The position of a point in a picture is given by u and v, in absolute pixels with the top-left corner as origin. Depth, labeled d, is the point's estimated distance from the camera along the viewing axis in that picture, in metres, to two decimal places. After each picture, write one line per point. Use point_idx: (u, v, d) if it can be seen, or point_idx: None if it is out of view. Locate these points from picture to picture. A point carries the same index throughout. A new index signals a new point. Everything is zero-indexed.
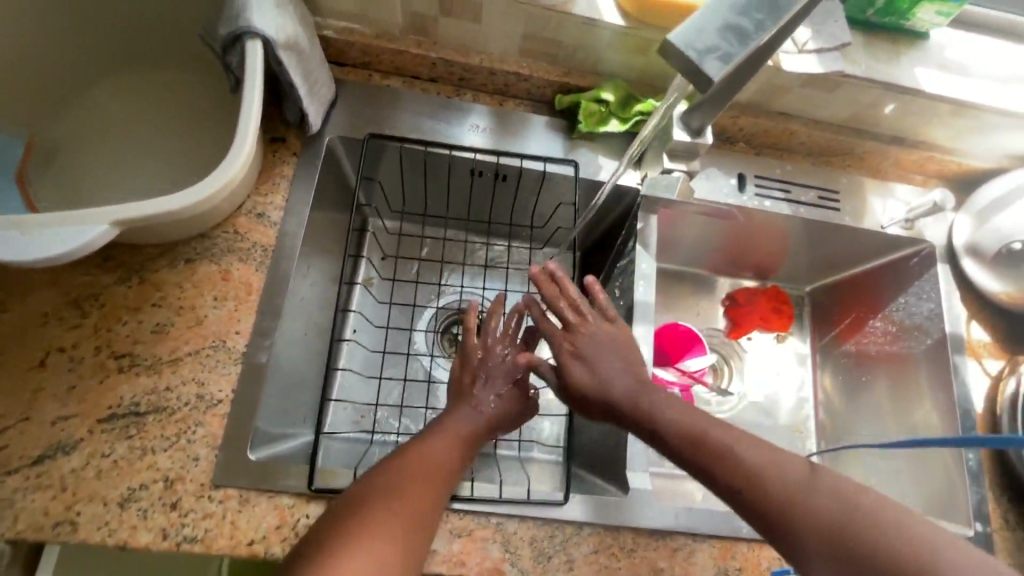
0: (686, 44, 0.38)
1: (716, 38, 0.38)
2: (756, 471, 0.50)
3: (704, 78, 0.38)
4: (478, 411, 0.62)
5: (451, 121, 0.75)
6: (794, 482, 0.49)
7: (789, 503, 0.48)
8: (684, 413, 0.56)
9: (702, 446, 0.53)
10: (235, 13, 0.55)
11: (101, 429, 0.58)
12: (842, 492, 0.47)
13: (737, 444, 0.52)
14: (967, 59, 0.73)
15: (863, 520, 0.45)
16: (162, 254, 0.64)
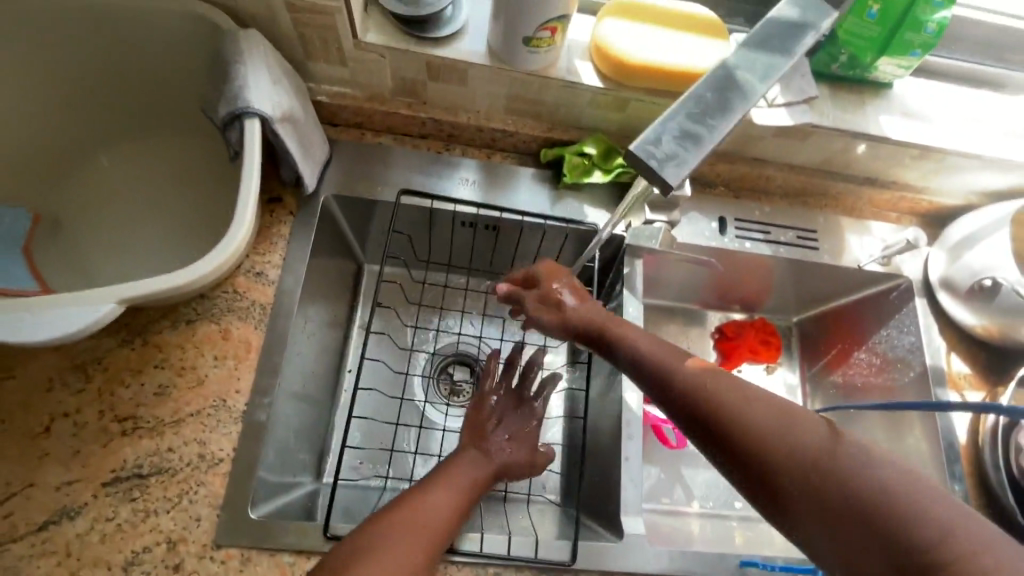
0: (647, 154, 0.41)
1: (673, 146, 0.41)
2: (771, 432, 0.46)
3: (666, 184, 0.40)
4: (488, 458, 0.64)
5: (441, 176, 0.78)
6: (805, 445, 0.45)
7: (796, 467, 0.44)
8: (688, 370, 0.53)
9: (712, 406, 0.49)
10: (234, 93, 0.58)
11: (105, 492, 0.59)
12: (869, 460, 0.43)
13: (746, 400, 0.49)
14: (930, 106, 0.77)
15: (869, 486, 0.41)
16: (164, 316, 0.66)
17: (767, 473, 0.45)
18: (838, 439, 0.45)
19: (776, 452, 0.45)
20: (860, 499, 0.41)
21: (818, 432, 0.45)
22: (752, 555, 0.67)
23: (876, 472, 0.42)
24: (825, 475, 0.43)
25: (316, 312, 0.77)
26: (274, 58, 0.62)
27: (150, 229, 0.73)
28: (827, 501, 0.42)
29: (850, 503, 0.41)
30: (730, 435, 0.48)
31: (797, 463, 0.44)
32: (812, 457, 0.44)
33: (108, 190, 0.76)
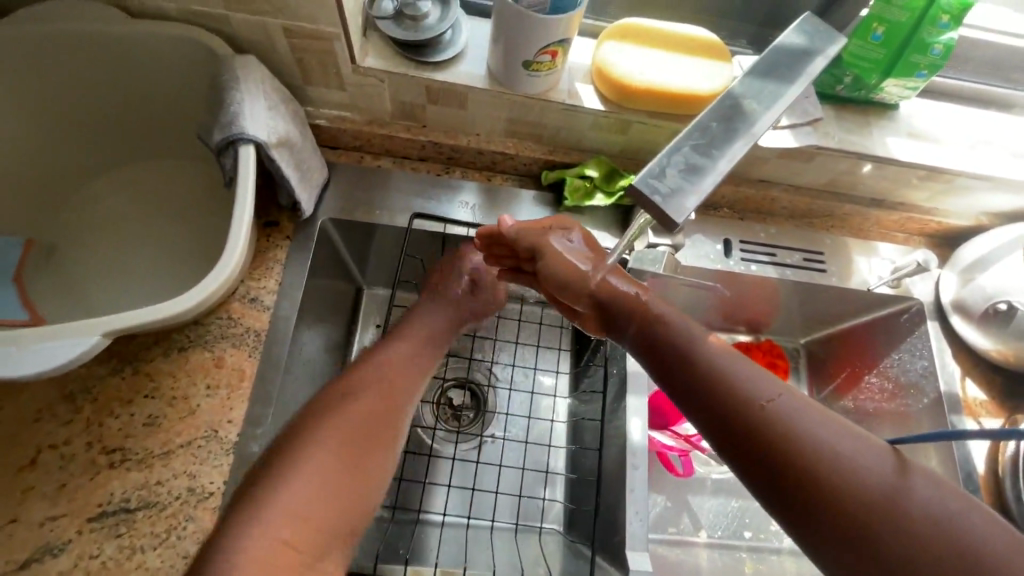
0: (652, 188, 0.39)
1: (678, 179, 0.40)
2: (842, 454, 0.44)
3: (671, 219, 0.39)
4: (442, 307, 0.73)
5: (440, 199, 0.77)
6: (868, 473, 0.43)
7: (857, 496, 0.42)
8: (744, 379, 0.50)
9: (780, 423, 0.47)
10: (229, 119, 0.57)
11: (91, 528, 0.57)
12: (939, 491, 0.42)
13: (811, 418, 0.46)
14: (937, 127, 0.76)
15: (948, 518, 0.40)
16: (156, 343, 0.65)
17: (821, 498, 0.42)
18: (903, 470, 0.43)
19: (838, 477, 0.43)
20: (924, 539, 0.39)
21: (883, 462, 0.43)
22: None
23: (940, 512, 0.40)
24: (888, 507, 0.41)
25: (312, 337, 0.75)
26: (270, 83, 0.61)
27: (144, 254, 0.72)
28: (887, 536, 0.40)
29: (911, 540, 0.39)
30: (790, 451, 0.45)
31: (857, 491, 0.42)
32: (875, 488, 0.42)
33: (104, 213, 0.75)
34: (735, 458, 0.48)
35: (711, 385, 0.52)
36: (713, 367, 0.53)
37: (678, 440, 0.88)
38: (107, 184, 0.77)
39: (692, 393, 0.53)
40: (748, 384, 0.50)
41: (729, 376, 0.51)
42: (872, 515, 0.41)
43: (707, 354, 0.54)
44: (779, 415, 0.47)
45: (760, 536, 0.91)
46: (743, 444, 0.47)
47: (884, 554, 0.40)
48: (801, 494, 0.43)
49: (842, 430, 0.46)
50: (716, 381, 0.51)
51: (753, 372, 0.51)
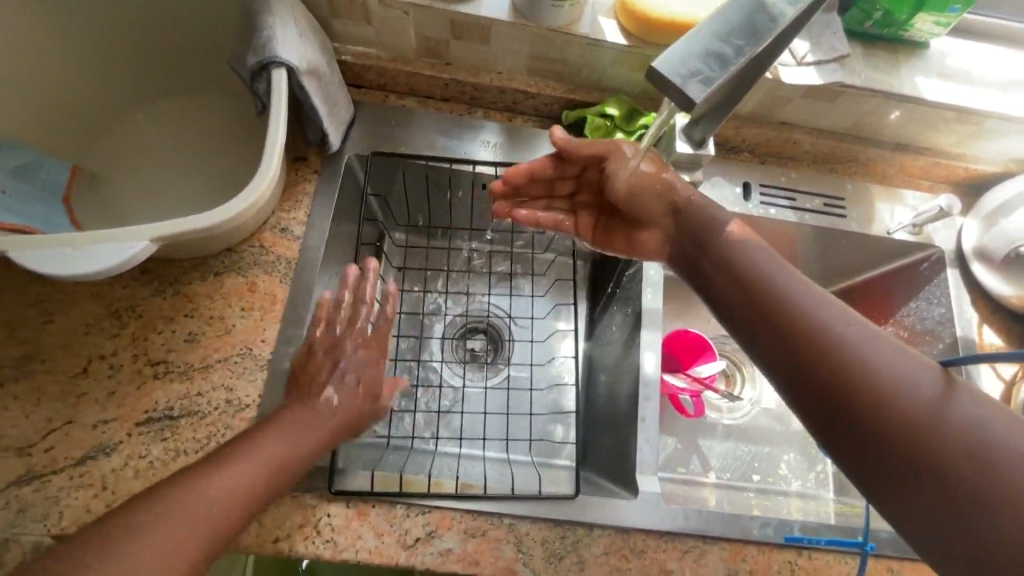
0: (670, 70, 0.37)
1: (698, 62, 0.38)
2: (897, 377, 0.46)
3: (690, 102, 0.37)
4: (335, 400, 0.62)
5: (463, 138, 0.78)
6: (921, 397, 0.44)
7: (904, 413, 0.44)
8: (819, 311, 0.53)
9: (840, 349, 0.49)
10: (262, 43, 0.59)
11: (139, 431, 0.62)
12: (991, 411, 0.42)
13: (874, 347, 0.48)
14: (968, 66, 0.74)
15: (991, 436, 0.40)
16: (193, 268, 0.69)
17: (870, 416, 0.45)
18: (961, 395, 0.43)
19: (888, 397, 0.45)
20: (965, 450, 0.41)
21: (941, 388, 0.44)
22: (768, 519, 0.67)
23: (991, 435, 0.40)
24: (941, 429, 0.42)
25: (340, 270, 0.78)
26: (300, 13, 0.63)
27: (179, 185, 0.75)
28: (927, 452, 0.42)
29: (960, 457, 0.41)
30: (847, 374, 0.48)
31: (908, 413, 0.44)
32: (928, 409, 0.43)
33: (143, 148, 0.79)
34: (792, 379, 0.52)
35: (779, 313, 0.54)
36: (782, 297, 0.55)
37: (691, 383, 0.89)
38: (146, 119, 0.80)
39: (760, 320, 0.56)
40: (817, 313, 0.52)
41: (800, 305, 0.54)
42: (918, 435, 0.43)
43: (782, 286, 0.56)
44: (847, 343, 0.49)
45: (768, 480, 0.93)
46: (807, 369, 0.51)
47: (925, 470, 0.42)
48: (853, 412, 0.47)
49: (907, 358, 0.47)
50: (786, 311, 0.54)
51: (829, 305, 0.53)
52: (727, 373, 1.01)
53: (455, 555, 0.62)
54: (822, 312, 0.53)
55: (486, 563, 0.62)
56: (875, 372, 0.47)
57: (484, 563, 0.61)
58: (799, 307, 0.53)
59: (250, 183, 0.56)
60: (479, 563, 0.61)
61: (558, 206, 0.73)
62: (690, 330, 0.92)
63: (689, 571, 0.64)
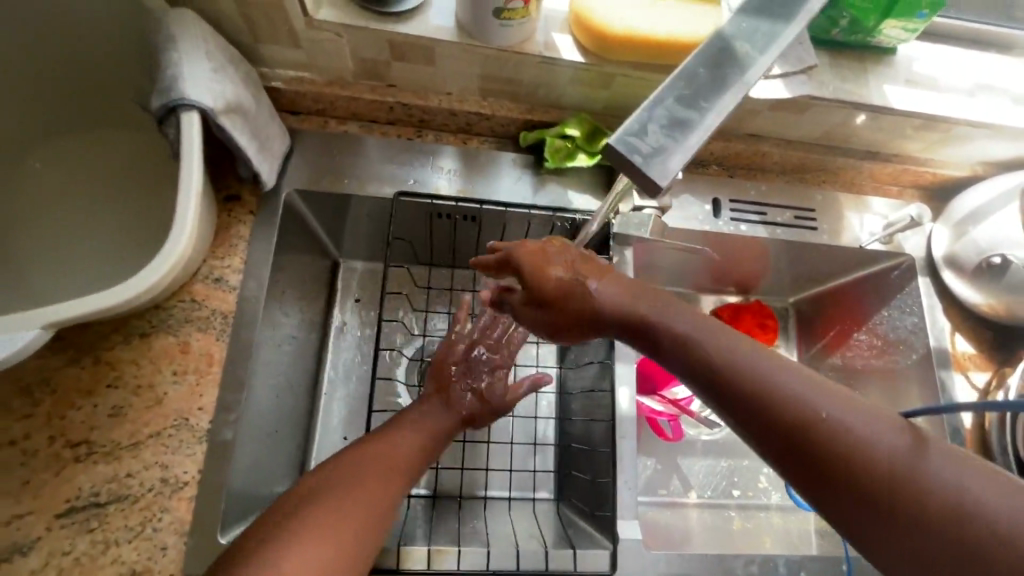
0: (628, 149, 0.33)
1: (661, 136, 0.34)
2: (866, 443, 0.38)
3: (650, 184, 0.33)
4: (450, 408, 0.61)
5: (417, 166, 0.72)
6: (907, 472, 0.37)
7: (881, 486, 0.37)
8: (765, 362, 0.44)
9: (800, 419, 0.40)
10: (167, 83, 0.52)
11: (60, 524, 0.55)
12: (971, 468, 0.36)
13: (835, 406, 0.40)
14: (935, 72, 0.72)
15: (980, 504, 0.34)
16: (115, 330, 0.61)
17: (845, 492, 0.38)
18: (943, 458, 0.37)
19: (871, 476, 0.37)
20: (955, 530, 0.34)
21: (918, 452, 0.37)
22: (753, 556, 0.65)
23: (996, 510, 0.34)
24: (924, 503, 0.35)
25: (287, 316, 0.72)
26: (213, 43, 0.56)
27: (94, 233, 0.67)
28: (933, 543, 0.35)
29: (951, 538, 0.34)
30: (812, 445, 0.40)
31: (898, 495, 0.36)
32: (919, 487, 0.36)
33: (55, 191, 0.70)
34: (761, 456, 0.43)
35: (727, 383, 0.44)
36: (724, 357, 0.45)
37: (666, 404, 0.87)
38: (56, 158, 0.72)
39: (707, 388, 0.46)
40: (767, 380, 0.43)
41: (745, 370, 0.44)
42: (919, 523, 0.35)
43: (720, 339, 0.47)
44: (807, 407, 0.41)
45: (748, 495, 0.92)
46: (763, 442, 0.42)
47: (912, 553, 0.35)
48: (827, 489, 0.39)
49: (876, 416, 0.40)
50: (736, 383, 0.44)
51: (780, 358, 0.44)
52: None
53: None
54: (771, 362, 0.44)
55: None
56: (842, 440, 0.39)
57: None
58: (747, 371, 0.44)
59: (164, 247, 0.49)
60: None
61: None
62: None
63: None
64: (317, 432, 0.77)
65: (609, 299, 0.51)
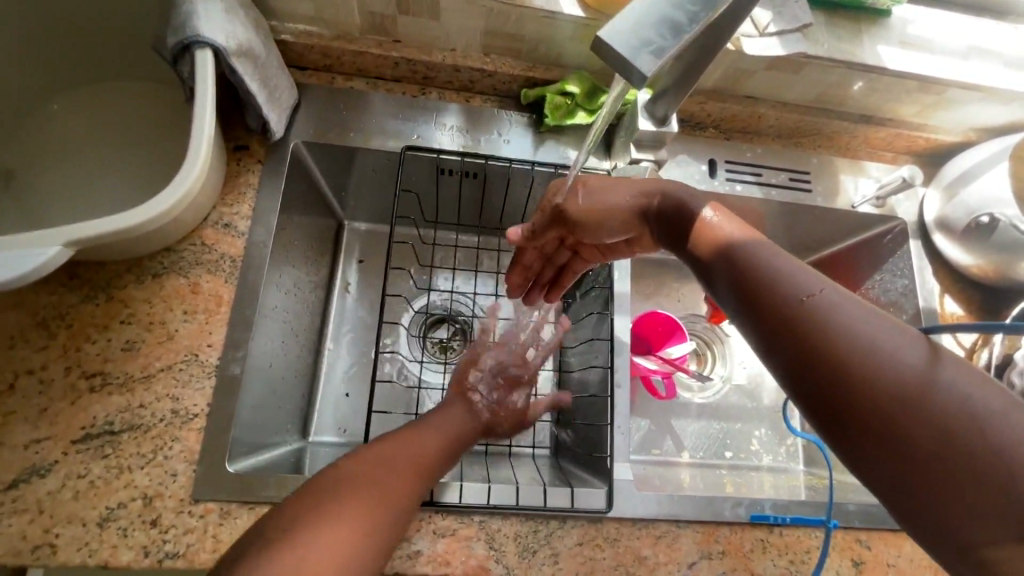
0: (617, 40, 0.33)
1: (650, 29, 0.34)
2: (872, 343, 0.38)
3: (638, 75, 0.33)
4: (472, 412, 0.64)
5: (421, 122, 0.74)
6: (919, 377, 0.36)
7: (880, 385, 0.36)
8: (778, 267, 0.45)
9: (805, 312, 0.41)
10: (183, 21, 0.54)
11: (76, 449, 0.57)
12: (978, 383, 0.35)
13: (843, 307, 0.40)
14: (929, 34, 0.73)
15: (980, 416, 0.34)
16: (129, 270, 0.64)
17: (838, 385, 0.38)
18: (953, 368, 0.36)
19: (877, 373, 0.37)
20: (950, 431, 0.34)
21: (929, 360, 0.36)
22: (741, 499, 0.67)
23: (1002, 428, 0.33)
24: (924, 406, 0.35)
25: (293, 267, 0.74)
26: None
27: (109, 180, 0.70)
28: (923, 447, 0.34)
29: (944, 439, 0.34)
30: (813, 339, 0.40)
31: (896, 395, 0.36)
32: (925, 392, 0.35)
33: (70, 138, 0.73)
34: (763, 352, 0.43)
35: (746, 275, 0.46)
36: (747, 259, 0.47)
37: (661, 365, 0.88)
38: (73, 107, 0.74)
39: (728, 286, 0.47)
40: (786, 275, 0.44)
41: (767, 266, 0.45)
42: (918, 426, 0.35)
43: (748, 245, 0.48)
44: (817, 308, 0.41)
45: (741, 456, 0.94)
46: (766, 337, 0.43)
47: (897, 452, 0.35)
48: (819, 383, 0.39)
49: (887, 325, 0.39)
50: (759, 274, 0.45)
51: (792, 265, 0.45)
52: (699, 351, 1.00)
53: (425, 557, 0.60)
54: (786, 267, 0.45)
55: (457, 562, 0.60)
56: (847, 337, 0.39)
57: (456, 563, 0.60)
58: (765, 270, 0.45)
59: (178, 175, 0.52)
60: (450, 564, 0.60)
61: (562, 259, 0.71)
62: (661, 313, 0.91)
63: (663, 557, 0.64)
64: (320, 384, 0.79)
65: (630, 201, 0.60)
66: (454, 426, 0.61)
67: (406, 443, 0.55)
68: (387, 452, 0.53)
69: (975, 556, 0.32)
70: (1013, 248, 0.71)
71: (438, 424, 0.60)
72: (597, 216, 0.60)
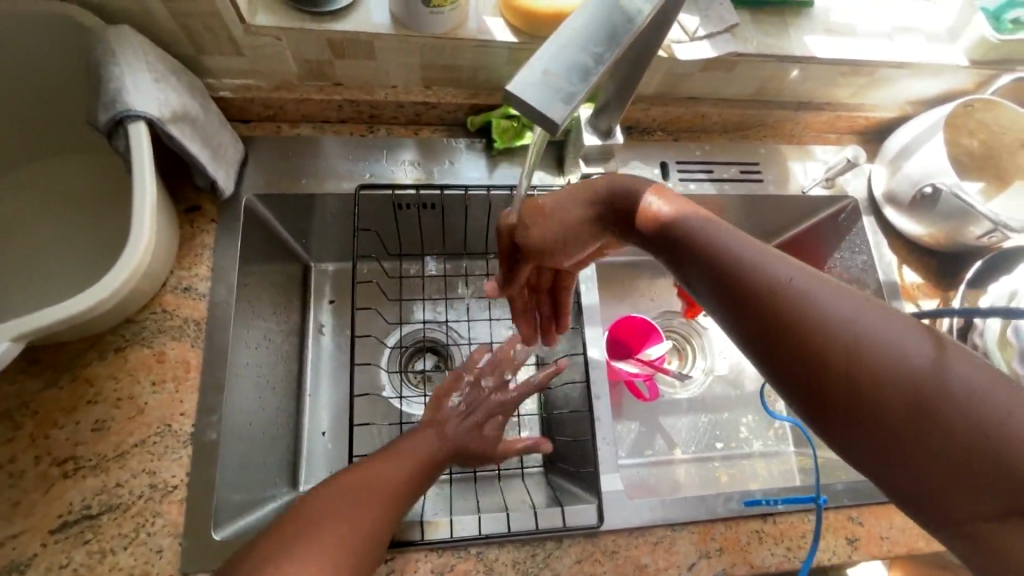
0: (527, 92, 0.33)
1: (560, 78, 0.35)
2: (850, 325, 0.37)
3: (552, 124, 0.34)
4: (443, 437, 0.61)
5: (372, 160, 0.74)
6: (908, 363, 0.35)
7: (860, 370, 0.36)
8: (735, 248, 0.44)
9: (772, 296, 0.41)
10: (111, 97, 0.54)
11: (55, 539, 0.56)
12: (969, 363, 0.34)
13: (812, 287, 0.40)
14: (852, 19, 0.76)
15: (971, 399, 0.33)
16: (90, 347, 0.63)
17: (815, 372, 0.38)
18: (947, 350, 0.35)
19: (861, 361, 0.36)
20: (939, 418, 0.33)
21: (918, 344, 0.36)
22: (732, 493, 0.68)
23: (987, 404, 0.33)
24: (910, 391, 0.34)
25: (261, 320, 0.73)
26: (154, 56, 0.58)
27: (61, 258, 0.68)
28: (911, 434, 0.34)
29: (933, 427, 0.33)
30: (788, 327, 0.39)
31: (878, 380, 0.35)
32: (909, 372, 0.35)
33: (17, 220, 0.71)
34: (734, 335, 0.43)
35: (709, 262, 0.45)
36: (709, 244, 0.46)
37: (641, 367, 0.89)
38: (14, 188, 0.73)
39: (692, 273, 0.46)
40: (756, 263, 0.43)
41: (727, 248, 0.45)
42: (905, 413, 0.34)
43: (711, 229, 0.47)
44: (783, 288, 0.40)
45: (732, 445, 0.95)
46: (736, 322, 0.43)
47: (883, 440, 0.35)
48: (795, 368, 0.39)
49: (864, 305, 0.38)
50: (719, 258, 0.45)
51: (752, 246, 0.44)
52: (679, 347, 1.01)
53: None
54: (744, 244, 0.44)
55: None
56: (821, 319, 0.38)
57: None
58: (724, 254, 0.44)
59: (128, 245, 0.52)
60: None
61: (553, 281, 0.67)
62: (637, 316, 0.91)
63: (663, 562, 0.64)
64: (304, 433, 0.78)
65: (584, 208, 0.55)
66: (419, 450, 0.59)
67: (372, 475, 0.54)
68: (363, 477, 0.53)
69: (961, 528, 0.33)
70: (957, 216, 0.73)
71: (404, 446, 0.59)
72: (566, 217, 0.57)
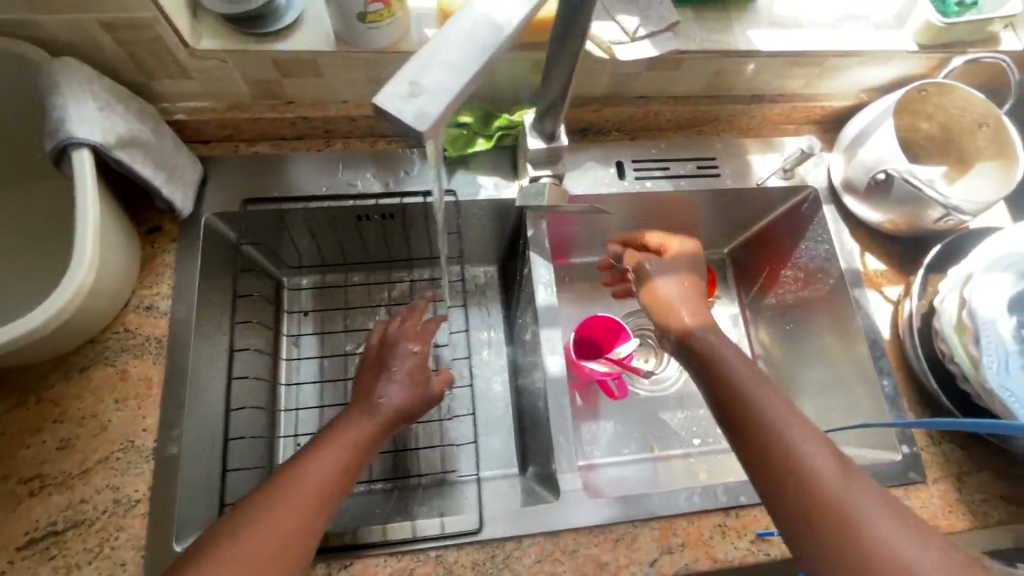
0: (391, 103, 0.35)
1: (427, 88, 0.36)
2: (800, 449, 0.53)
3: (417, 131, 0.35)
4: (369, 412, 0.58)
5: (328, 173, 0.76)
6: (830, 475, 0.52)
7: (800, 478, 0.52)
8: (740, 378, 0.60)
9: (753, 419, 0.57)
10: (55, 127, 0.56)
11: (21, 556, 0.57)
12: (874, 493, 0.50)
13: (784, 414, 0.56)
14: (796, 11, 0.76)
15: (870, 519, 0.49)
16: (55, 368, 0.64)
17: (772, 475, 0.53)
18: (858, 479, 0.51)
19: (803, 473, 0.52)
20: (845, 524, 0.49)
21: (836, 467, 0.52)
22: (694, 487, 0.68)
23: (880, 525, 0.48)
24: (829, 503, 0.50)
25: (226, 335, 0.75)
26: (100, 85, 0.60)
27: (30, 284, 0.71)
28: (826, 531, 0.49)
29: (841, 531, 0.49)
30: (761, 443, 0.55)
31: (811, 491, 0.51)
32: (829, 486, 0.51)
33: None
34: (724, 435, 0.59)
35: (716, 383, 0.61)
36: (719, 368, 0.62)
37: (609, 366, 0.88)
38: None
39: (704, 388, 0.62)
40: (748, 391, 0.59)
41: (733, 377, 0.61)
42: (830, 519, 0.49)
43: (725, 360, 0.63)
44: (762, 414, 0.57)
45: (709, 441, 0.95)
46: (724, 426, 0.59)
47: (807, 533, 0.50)
48: (760, 469, 0.55)
49: (811, 436, 0.55)
50: (726, 384, 0.61)
51: (750, 378, 0.60)
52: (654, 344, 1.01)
53: None
54: (745, 376, 0.60)
55: None
56: (784, 441, 0.54)
57: None
58: (728, 381, 0.61)
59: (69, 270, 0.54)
60: None
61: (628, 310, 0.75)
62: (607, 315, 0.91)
63: (624, 559, 0.64)
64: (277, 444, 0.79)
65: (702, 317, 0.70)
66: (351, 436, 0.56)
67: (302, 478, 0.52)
68: (286, 487, 0.51)
69: None
70: (911, 201, 0.73)
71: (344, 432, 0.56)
72: (664, 311, 0.71)
